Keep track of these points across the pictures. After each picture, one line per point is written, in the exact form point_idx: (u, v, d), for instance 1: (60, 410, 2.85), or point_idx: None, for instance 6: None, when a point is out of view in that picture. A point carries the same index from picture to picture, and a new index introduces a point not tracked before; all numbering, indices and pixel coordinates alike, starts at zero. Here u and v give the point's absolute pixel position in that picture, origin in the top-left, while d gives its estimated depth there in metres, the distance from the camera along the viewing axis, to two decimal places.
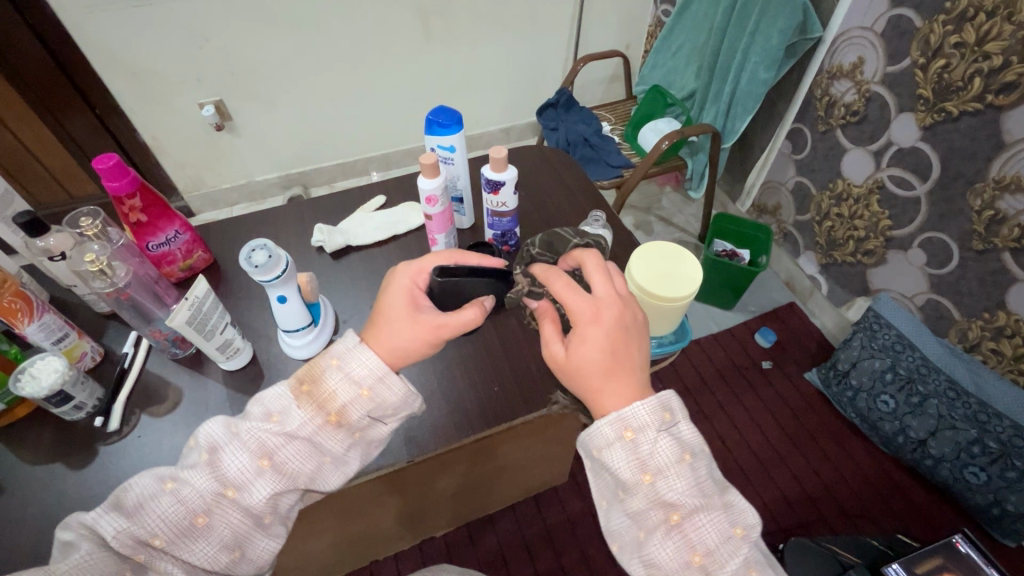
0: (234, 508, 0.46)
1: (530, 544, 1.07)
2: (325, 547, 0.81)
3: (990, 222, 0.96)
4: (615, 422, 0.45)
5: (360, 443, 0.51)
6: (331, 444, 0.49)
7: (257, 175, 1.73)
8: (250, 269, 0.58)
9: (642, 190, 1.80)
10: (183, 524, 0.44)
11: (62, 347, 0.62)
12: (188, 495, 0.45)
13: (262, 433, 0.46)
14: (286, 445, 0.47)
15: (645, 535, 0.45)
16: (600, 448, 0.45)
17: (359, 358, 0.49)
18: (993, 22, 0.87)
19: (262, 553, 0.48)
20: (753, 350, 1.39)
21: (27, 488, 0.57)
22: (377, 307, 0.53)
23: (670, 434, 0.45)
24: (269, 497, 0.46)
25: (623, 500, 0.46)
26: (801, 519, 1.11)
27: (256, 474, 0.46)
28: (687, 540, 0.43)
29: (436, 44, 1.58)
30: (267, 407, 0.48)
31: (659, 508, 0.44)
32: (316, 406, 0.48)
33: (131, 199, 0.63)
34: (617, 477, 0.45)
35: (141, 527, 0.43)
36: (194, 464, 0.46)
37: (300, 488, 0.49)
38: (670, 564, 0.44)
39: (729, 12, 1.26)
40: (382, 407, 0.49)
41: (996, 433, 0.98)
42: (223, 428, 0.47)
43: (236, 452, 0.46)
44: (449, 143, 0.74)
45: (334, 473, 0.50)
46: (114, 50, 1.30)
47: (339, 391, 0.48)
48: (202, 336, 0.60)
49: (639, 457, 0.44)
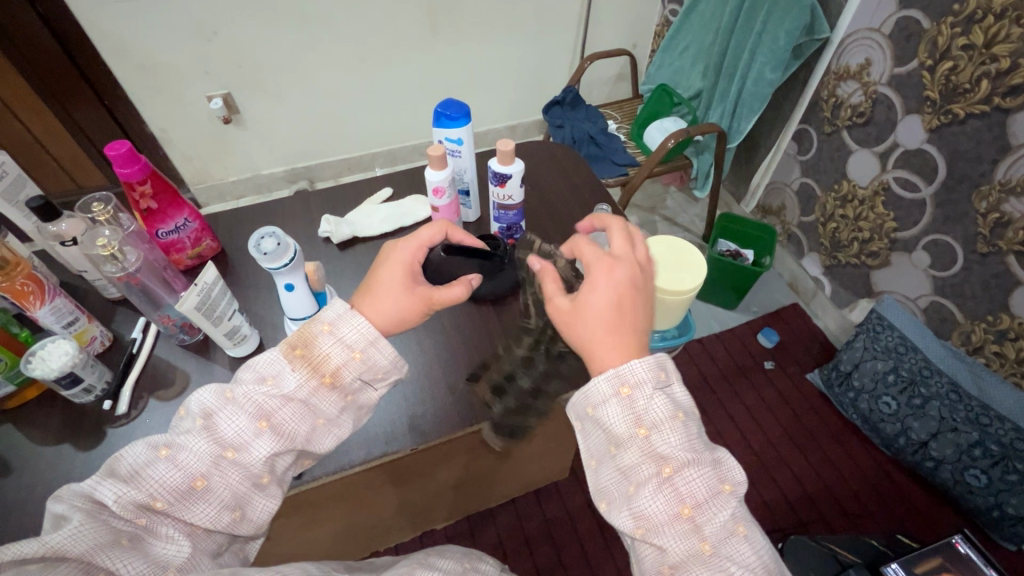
0: (233, 468, 0.45)
1: (530, 538, 1.07)
2: (325, 535, 0.82)
3: (995, 225, 0.96)
4: (612, 378, 0.45)
5: (351, 407, 0.52)
6: (324, 406, 0.49)
7: (264, 169, 1.74)
8: (258, 256, 0.59)
9: (647, 189, 1.81)
10: (182, 488, 0.43)
11: (73, 330, 0.63)
12: (186, 459, 0.44)
13: (259, 395, 0.47)
14: (283, 407, 0.47)
15: (634, 489, 0.43)
16: (596, 404, 0.46)
17: (350, 323, 0.50)
18: (1001, 25, 0.87)
19: (261, 513, 0.47)
20: (754, 350, 1.39)
21: (37, 467, 0.57)
22: (372, 278, 0.55)
23: (665, 392, 0.45)
24: (267, 458, 0.46)
25: (615, 456, 0.45)
26: (800, 519, 1.11)
27: (255, 435, 0.46)
28: (677, 493, 0.42)
29: (444, 40, 1.59)
30: (260, 371, 0.49)
31: (651, 461, 0.43)
32: (312, 368, 0.49)
33: (142, 185, 0.64)
34: (611, 431, 0.45)
35: (142, 491, 0.42)
36: (189, 430, 0.46)
37: (296, 450, 0.49)
38: (659, 516, 0.42)
39: (737, 12, 1.26)
40: (371, 370, 0.50)
41: (998, 436, 0.99)
42: (217, 395, 0.47)
43: (233, 415, 0.46)
44: (457, 136, 0.75)
45: (329, 435, 0.50)
46: (124, 41, 1.31)
47: (333, 353, 0.49)
48: (210, 321, 0.61)
49: (635, 412, 0.44)
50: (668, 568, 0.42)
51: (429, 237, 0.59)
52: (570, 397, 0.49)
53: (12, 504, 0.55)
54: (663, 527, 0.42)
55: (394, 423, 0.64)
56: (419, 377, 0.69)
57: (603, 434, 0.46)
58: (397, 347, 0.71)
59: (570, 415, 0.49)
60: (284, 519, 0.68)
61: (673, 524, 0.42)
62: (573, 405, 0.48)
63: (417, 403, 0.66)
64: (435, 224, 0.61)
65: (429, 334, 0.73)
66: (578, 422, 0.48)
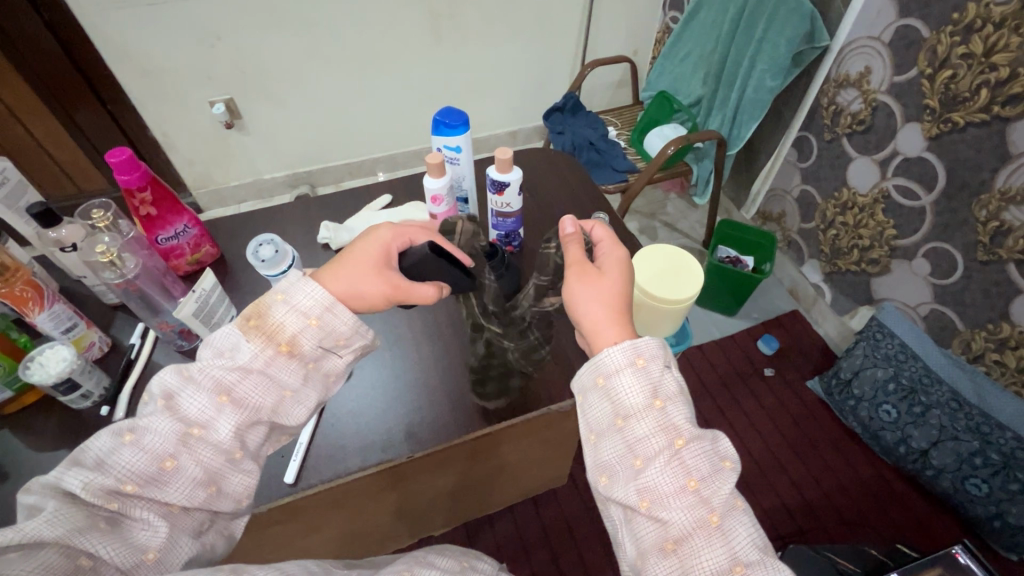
0: (203, 446, 0.45)
1: (527, 545, 1.07)
2: (322, 541, 0.81)
3: (995, 233, 0.96)
4: (628, 348, 0.46)
5: (315, 376, 0.52)
6: (285, 376, 0.49)
7: (265, 173, 1.75)
8: (257, 263, 0.63)
9: (647, 195, 1.81)
10: (152, 470, 0.43)
11: (71, 336, 0.63)
12: (151, 442, 0.44)
13: (216, 370, 0.47)
14: (242, 381, 0.47)
15: (643, 462, 0.42)
16: (608, 374, 0.46)
17: (304, 291, 0.50)
18: (1000, 35, 0.87)
19: (238, 487, 0.47)
20: (755, 357, 1.39)
21: (33, 473, 0.58)
22: (348, 252, 0.56)
23: (673, 370, 0.47)
24: (234, 432, 0.47)
25: (622, 429, 0.44)
26: (799, 526, 1.11)
27: (217, 411, 0.46)
28: (684, 466, 0.42)
29: (446, 46, 1.59)
30: (217, 346, 0.49)
31: (663, 434, 0.43)
32: (266, 338, 0.48)
33: (142, 192, 0.64)
34: (623, 403, 0.44)
35: (110, 476, 0.42)
36: (152, 412, 0.46)
37: (265, 421, 0.49)
38: (666, 489, 0.41)
39: (737, 19, 1.27)
40: (331, 336, 0.51)
41: (999, 446, 0.98)
42: (175, 374, 0.47)
43: (193, 393, 0.46)
44: (455, 144, 0.75)
45: (299, 405, 0.51)
46: (128, 46, 1.32)
47: (287, 322, 0.49)
48: (207, 327, 0.62)
49: (651, 383, 0.45)
50: (671, 543, 0.41)
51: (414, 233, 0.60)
52: (576, 369, 0.48)
53: (8, 509, 0.55)
54: (669, 499, 0.41)
55: (390, 430, 0.64)
56: (415, 384, 0.69)
57: (610, 406, 0.45)
58: (394, 354, 0.71)
59: (573, 391, 0.49)
60: (280, 526, 0.68)
61: (680, 496, 0.41)
62: (580, 376, 0.48)
63: (414, 410, 0.66)
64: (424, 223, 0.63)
65: (426, 341, 0.73)
66: (581, 396, 0.48)
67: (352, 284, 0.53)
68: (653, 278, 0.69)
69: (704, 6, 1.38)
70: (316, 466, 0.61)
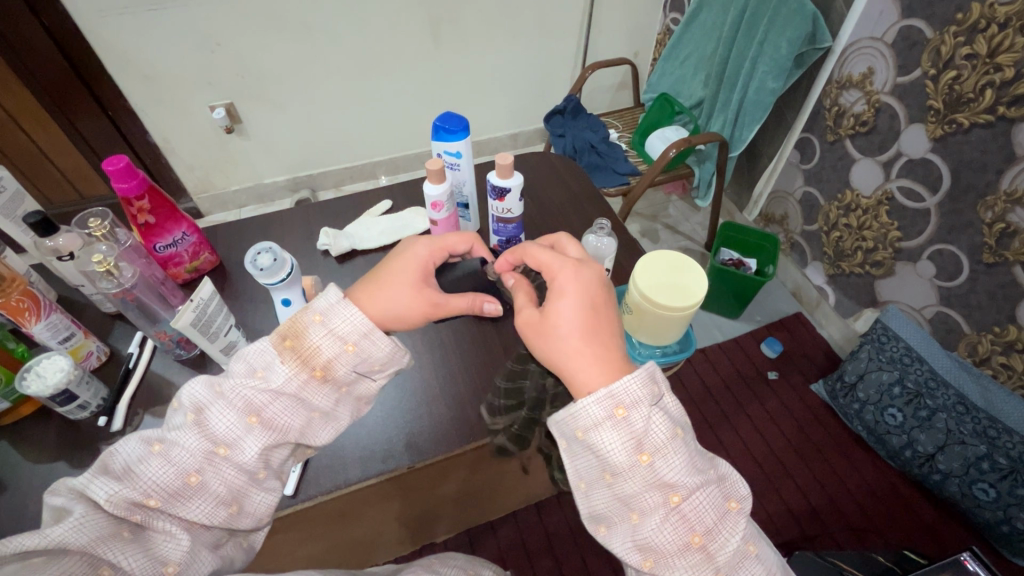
0: (227, 465, 0.45)
1: (531, 552, 1.06)
2: (323, 550, 0.80)
3: (1001, 235, 0.95)
4: (605, 400, 0.42)
5: (347, 398, 0.51)
6: (318, 399, 0.49)
7: (266, 178, 1.75)
8: (256, 271, 0.62)
9: (649, 197, 1.80)
10: (176, 484, 0.43)
11: (68, 346, 0.63)
12: (178, 455, 0.43)
13: (247, 391, 0.46)
14: (273, 403, 0.46)
15: (639, 518, 0.42)
16: (587, 429, 0.43)
17: (342, 314, 0.49)
18: (1005, 35, 0.86)
19: (260, 506, 0.47)
20: (759, 360, 1.38)
21: (31, 485, 0.57)
22: (385, 269, 0.54)
23: (660, 409, 0.43)
24: (260, 454, 0.46)
25: (612, 484, 0.43)
26: (805, 532, 1.10)
27: (246, 431, 0.45)
28: (686, 522, 0.41)
29: (446, 49, 1.59)
30: (250, 363, 0.48)
31: (657, 490, 0.42)
32: (301, 361, 0.48)
33: (140, 201, 0.64)
34: (608, 459, 0.42)
35: (135, 489, 0.41)
36: (180, 425, 0.45)
37: (290, 442, 0.48)
38: (667, 546, 0.41)
39: (738, 21, 1.26)
40: (367, 361, 0.50)
41: (1007, 450, 0.96)
42: (207, 388, 0.46)
43: (222, 410, 0.45)
44: (456, 150, 0.74)
45: (326, 427, 0.50)
46: (127, 52, 1.31)
47: (323, 346, 0.48)
48: (206, 337, 0.61)
49: (635, 436, 0.42)
50: None
51: (453, 245, 0.59)
52: (554, 414, 0.46)
53: (5, 523, 0.55)
54: (672, 558, 0.41)
55: (390, 441, 0.64)
56: (416, 392, 0.68)
57: (597, 460, 0.44)
58: None
59: (553, 432, 0.46)
60: (282, 535, 0.67)
61: (684, 554, 0.41)
62: (558, 423, 0.45)
63: (414, 420, 0.66)
64: (466, 234, 0.61)
65: (426, 348, 0.72)
66: (563, 440, 0.46)
67: (387, 305, 0.52)
68: (662, 286, 0.67)
69: (705, 7, 1.37)
70: (315, 477, 0.61)
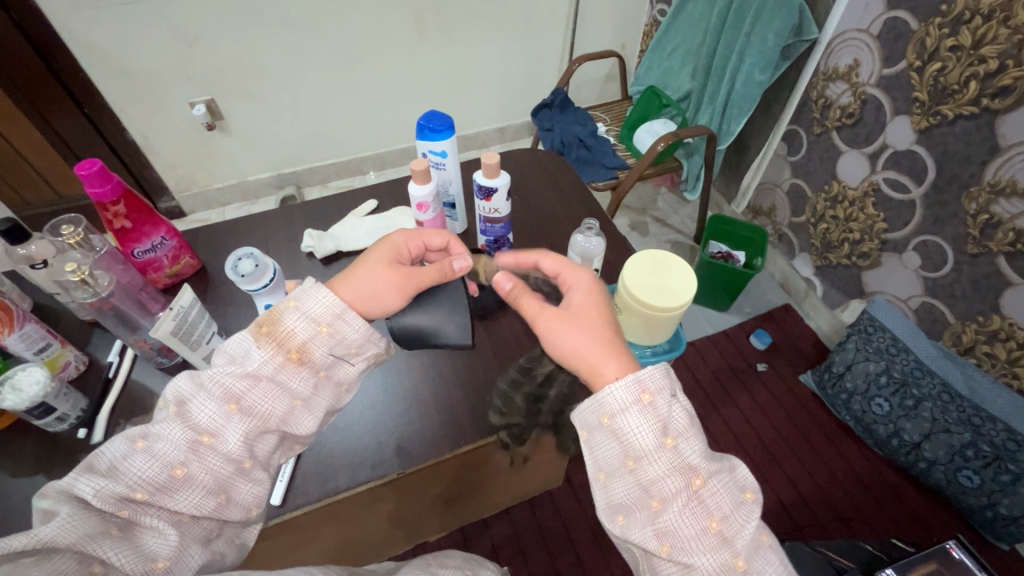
0: (212, 455, 0.44)
1: (525, 548, 1.07)
2: (314, 552, 0.80)
3: (985, 226, 0.96)
4: (633, 384, 0.43)
5: (325, 385, 0.50)
6: (295, 384, 0.47)
7: (249, 175, 1.72)
8: (237, 278, 0.61)
9: (638, 190, 1.80)
10: (162, 478, 0.42)
11: (45, 356, 0.61)
12: (162, 449, 0.42)
13: (226, 378, 0.45)
14: (252, 390, 0.45)
15: (660, 503, 0.41)
16: (614, 413, 0.43)
17: (316, 297, 0.48)
18: (989, 26, 0.86)
19: (248, 496, 0.46)
20: (748, 352, 1.39)
21: (7, 500, 0.55)
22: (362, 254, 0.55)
23: (681, 402, 0.44)
24: (244, 441, 0.45)
25: (634, 469, 0.43)
26: (795, 521, 1.11)
27: (226, 420, 0.44)
28: (705, 506, 0.41)
29: (430, 42, 1.56)
30: (229, 352, 0.47)
31: (679, 473, 0.42)
32: (276, 345, 0.47)
33: (115, 206, 0.62)
34: (632, 443, 0.43)
35: (121, 484, 0.41)
36: (162, 419, 0.44)
37: (273, 431, 0.47)
38: (686, 531, 0.40)
39: (726, 12, 1.25)
40: (342, 344, 0.49)
41: (990, 437, 0.98)
42: (188, 380, 0.45)
43: (204, 401, 0.44)
44: (441, 148, 0.73)
45: (308, 415, 0.49)
46: (101, 48, 1.28)
47: (298, 329, 0.47)
48: (188, 346, 0.59)
49: (660, 420, 0.43)
50: None
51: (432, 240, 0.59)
52: (579, 405, 0.46)
53: None
54: (690, 544, 0.40)
55: (379, 445, 0.63)
56: (404, 396, 0.68)
57: (620, 445, 0.43)
58: (385, 368, 0.70)
59: (574, 425, 0.47)
60: (274, 540, 0.67)
61: (702, 539, 0.40)
62: (583, 414, 0.46)
63: (404, 424, 0.65)
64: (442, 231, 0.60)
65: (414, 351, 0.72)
66: (584, 432, 0.46)
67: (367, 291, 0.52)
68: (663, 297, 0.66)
69: None
70: (304, 485, 0.60)
